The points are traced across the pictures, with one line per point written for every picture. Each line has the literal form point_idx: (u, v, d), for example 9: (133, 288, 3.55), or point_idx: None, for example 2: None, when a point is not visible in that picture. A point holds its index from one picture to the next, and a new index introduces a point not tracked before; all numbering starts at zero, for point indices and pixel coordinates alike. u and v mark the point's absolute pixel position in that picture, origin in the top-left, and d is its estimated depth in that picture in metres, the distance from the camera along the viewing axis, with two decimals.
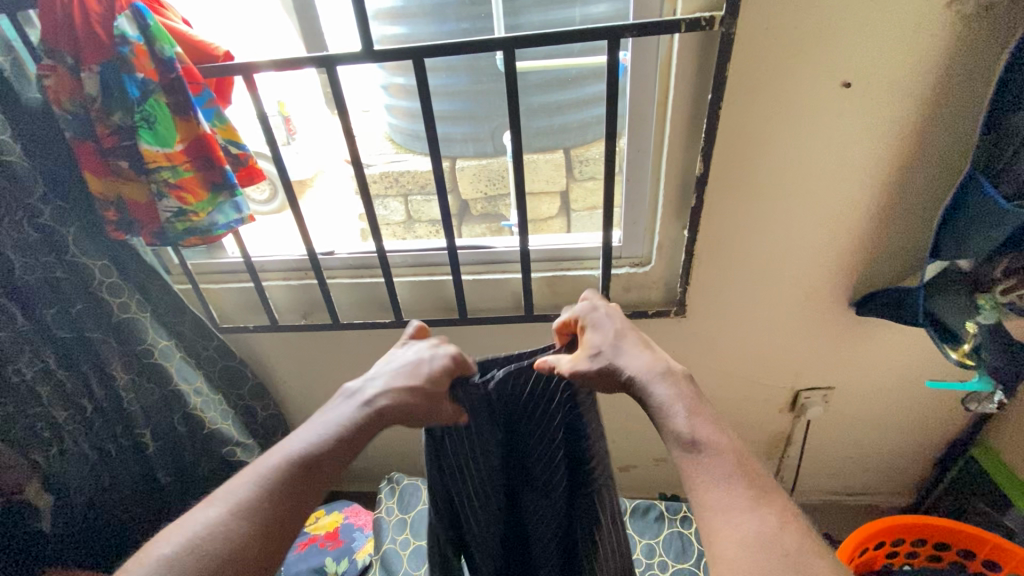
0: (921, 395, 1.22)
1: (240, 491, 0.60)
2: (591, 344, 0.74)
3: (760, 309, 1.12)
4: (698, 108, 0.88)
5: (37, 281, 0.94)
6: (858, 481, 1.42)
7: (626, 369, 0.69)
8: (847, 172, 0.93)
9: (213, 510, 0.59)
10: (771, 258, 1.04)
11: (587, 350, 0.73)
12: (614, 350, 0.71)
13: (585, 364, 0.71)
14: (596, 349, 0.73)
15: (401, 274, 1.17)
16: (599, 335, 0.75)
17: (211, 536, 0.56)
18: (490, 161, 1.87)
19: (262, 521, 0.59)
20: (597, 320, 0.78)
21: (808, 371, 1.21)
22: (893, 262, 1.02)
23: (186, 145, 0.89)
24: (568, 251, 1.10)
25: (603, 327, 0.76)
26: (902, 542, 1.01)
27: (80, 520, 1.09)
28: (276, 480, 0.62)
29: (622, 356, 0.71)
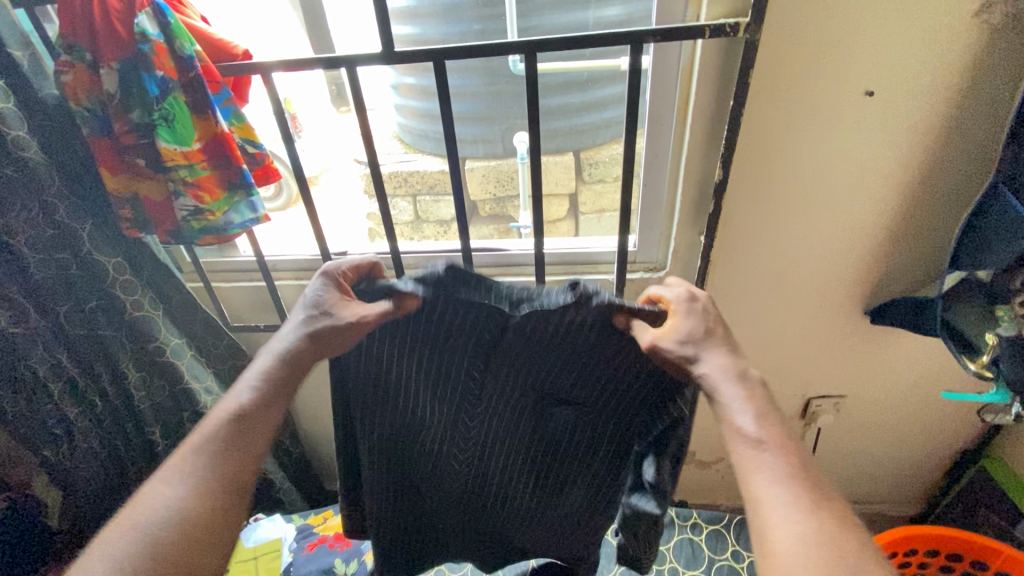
0: (933, 406, 1.22)
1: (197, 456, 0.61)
2: (679, 326, 0.66)
3: (774, 316, 1.11)
4: (719, 114, 0.88)
5: (52, 279, 0.94)
6: (867, 489, 1.41)
7: (699, 362, 0.63)
8: (866, 180, 0.93)
9: (174, 490, 0.58)
10: (787, 265, 1.04)
11: (675, 334, 0.65)
12: (699, 340, 0.65)
13: (667, 343, 0.64)
14: (680, 335, 0.65)
15: (413, 275, 1.17)
16: (690, 324, 0.66)
17: (177, 519, 0.57)
18: (500, 162, 1.87)
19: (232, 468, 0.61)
20: (684, 305, 0.68)
21: (821, 379, 1.20)
22: (909, 271, 1.02)
23: (203, 144, 0.88)
24: (583, 255, 1.10)
25: (699, 319, 0.66)
26: (914, 552, 1.01)
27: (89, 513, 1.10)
28: (232, 433, 0.63)
29: (708, 347, 0.64)
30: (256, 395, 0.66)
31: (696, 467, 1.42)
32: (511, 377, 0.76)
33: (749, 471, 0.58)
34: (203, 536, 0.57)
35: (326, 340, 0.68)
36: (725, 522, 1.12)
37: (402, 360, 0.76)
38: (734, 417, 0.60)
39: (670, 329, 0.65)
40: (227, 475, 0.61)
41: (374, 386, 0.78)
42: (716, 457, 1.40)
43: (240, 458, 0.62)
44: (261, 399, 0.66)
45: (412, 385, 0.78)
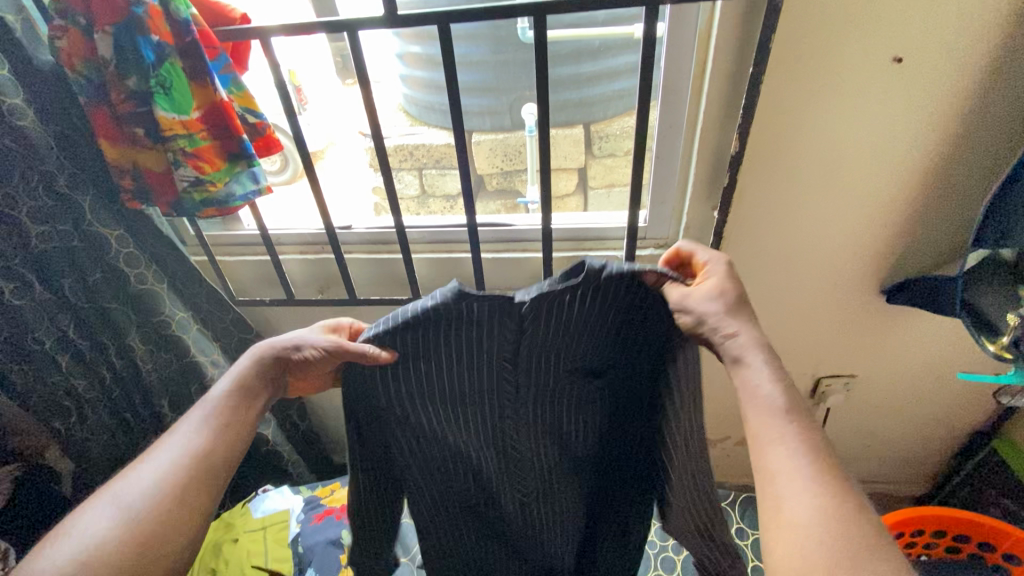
0: (946, 387, 1.20)
1: (134, 492, 0.61)
2: (713, 287, 0.67)
3: (787, 295, 1.09)
4: (737, 83, 0.84)
5: (55, 251, 0.93)
6: (874, 469, 1.41)
7: (727, 327, 0.64)
8: (889, 153, 0.89)
9: (154, 464, 0.63)
10: (802, 242, 1.01)
11: (709, 294, 0.66)
12: (729, 304, 0.66)
13: (698, 303, 0.65)
14: (714, 295, 0.66)
15: (418, 250, 1.15)
16: (725, 289, 0.68)
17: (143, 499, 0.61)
18: (507, 135, 1.82)
19: (180, 493, 0.62)
20: (717, 273, 0.70)
21: (832, 359, 1.18)
22: (929, 248, 0.99)
23: (203, 112, 0.86)
24: (592, 231, 1.07)
25: (734, 287, 0.68)
26: (921, 533, 1.00)
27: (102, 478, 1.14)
28: (178, 465, 0.63)
29: (736, 315, 0.66)
30: (201, 428, 0.67)
31: None
32: (533, 368, 0.74)
33: (764, 446, 0.58)
34: (153, 563, 0.58)
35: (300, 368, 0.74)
36: (729, 500, 1.13)
37: (406, 368, 0.71)
38: (755, 388, 0.61)
39: (704, 289, 0.67)
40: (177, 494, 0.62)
41: (387, 387, 0.73)
42: (722, 435, 1.39)
43: (195, 480, 0.63)
44: (209, 435, 0.67)
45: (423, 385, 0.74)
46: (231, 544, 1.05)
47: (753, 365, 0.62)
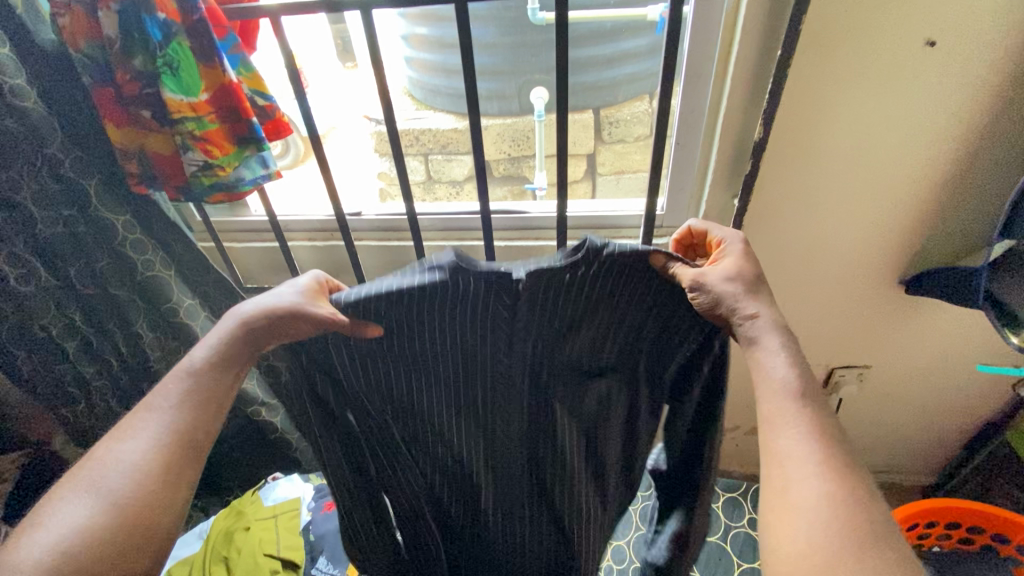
0: (960, 378, 1.19)
1: (114, 475, 0.57)
2: (728, 269, 0.66)
3: (804, 285, 1.07)
4: (763, 67, 0.81)
5: (60, 237, 0.91)
6: (882, 458, 1.40)
7: (748, 307, 0.64)
8: (916, 140, 0.87)
9: (131, 446, 0.60)
10: (822, 231, 0.99)
11: (724, 275, 0.66)
12: (746, 284, 0.65)
13: (715, 280, 0.64)
14: (729, 276, 0.66)
15: (430, 237, 1.13)
16: (739, 268, 0.67)
17: (131, 480, 0.57)
18: (516, 120, 1.79)
19: (167, 470, 0.59)
20: (731, 254, 0.69)
21: (847, 350, 1.17)
22: (951, 238, 0.97)
23: (212, 94, 0.83)
24: (607, 219, 1.05)
25: (749, 268, 0.67)
26: (936, 524, 1.00)
27: None
28: (159, 445, 0.60)
29: (754, 295, 0.65)
30: (174, 409, 0.63)
31: None
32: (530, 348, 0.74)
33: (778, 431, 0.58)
34: (136, 544, 0.56)
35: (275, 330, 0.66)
36: (742, 490, 1.12)
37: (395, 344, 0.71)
38: (768, 372, 0.61)
39: (718, 269, 0.66)
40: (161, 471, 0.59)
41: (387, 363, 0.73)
42: (732, 424, 1.39)
43: (180, 456, 0.61)
44: (190, 412, 0.63)
45: (419, 362, 0.74)
46: (243, 532, 1.03)
47: (768, 348, 0.62)
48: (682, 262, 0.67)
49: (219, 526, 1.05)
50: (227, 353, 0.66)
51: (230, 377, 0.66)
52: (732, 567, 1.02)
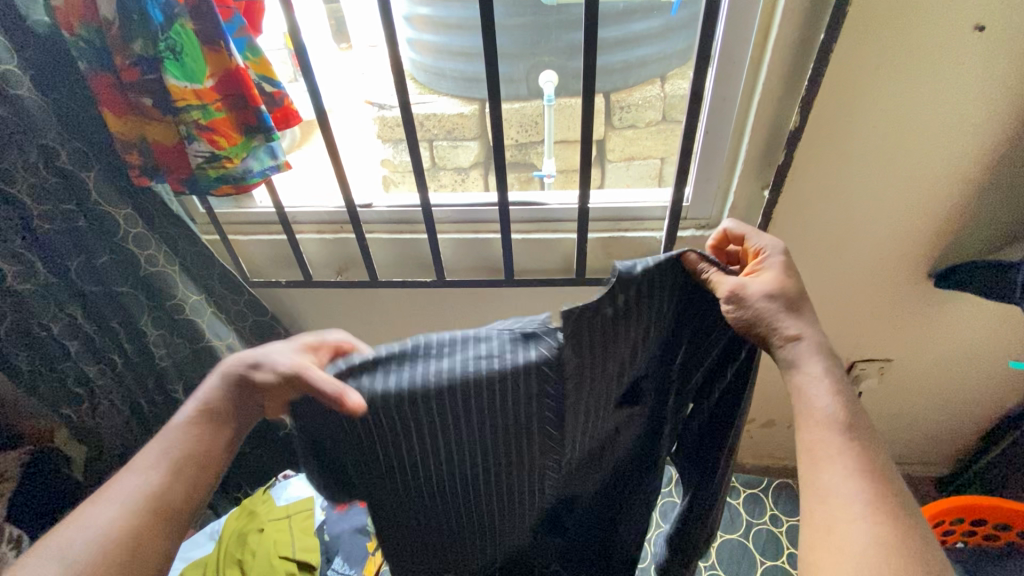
0: (983, 372, 1.17)
1: (81, 540, 0.55)
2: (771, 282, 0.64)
3: (830, 279, 1.04)
4: (803, 52, 0.77)
5: (58, 231, 0.87)
6: (897, 450, 1.39)
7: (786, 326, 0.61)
8: (958, 130, 0.83)
9: (106, 507, 0.58)
10: (852, 224, 0.96)
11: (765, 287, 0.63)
12: (787, 301, 0.63)
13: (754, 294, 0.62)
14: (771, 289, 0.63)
15: (444, 230, 1.09)
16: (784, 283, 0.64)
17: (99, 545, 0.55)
18: (524, 105, 1.74)
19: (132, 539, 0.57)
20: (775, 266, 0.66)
21: (869, 344, 1.15)
22: (986, 231, 0.94)
23: (217, 80, 0.78)
24: (630, 211, 1.02)
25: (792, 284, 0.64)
26: (960, 521, 0.99)
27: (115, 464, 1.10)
28: (128, 511, 0.58)
29: (794, 314, 0.63)
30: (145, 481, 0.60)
31: None
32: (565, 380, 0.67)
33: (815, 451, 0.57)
34: None
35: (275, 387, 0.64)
36: (763, 487, 1.11)
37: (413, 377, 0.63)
38: (811, 399, 0.60)
39: (760, 282, 0.63)
40: (128, 540, 0.56)
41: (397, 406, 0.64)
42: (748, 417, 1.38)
43: (149, 524, 0.58)
44: (166, 475, 0.61)
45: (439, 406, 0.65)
46: (257, 534, 1.01)
47: (810, 373, 0.60)
48: (719, 269, 0.63)
49: (232, 526, 1.03)
50: (216, 409, 0.65)
51: (225, 434, 0.65)
52: (754, 565, 1.01)
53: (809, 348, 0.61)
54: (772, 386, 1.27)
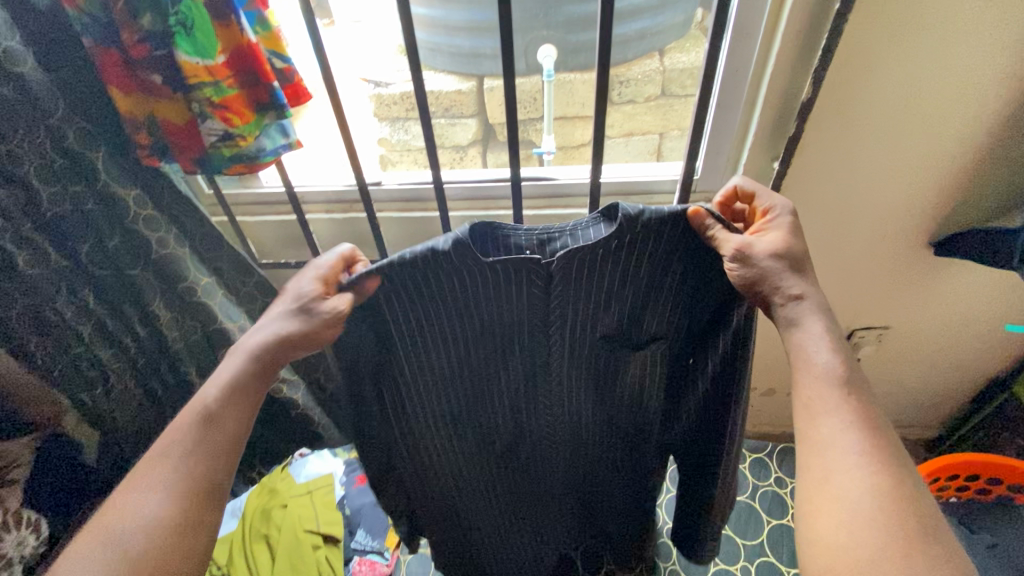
0: (975, 337, 1.22)
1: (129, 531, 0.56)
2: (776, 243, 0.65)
3: (834, 248, 1.07)
4: (816, 23, 0.78)
5: (69, 214, 0.85)
6: (891, 414, 1.45)
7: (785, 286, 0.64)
8: (964, 101, 0.85)
9: (152, 496, 0.59)
10: (857, 194, 0.98)
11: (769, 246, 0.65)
12: (791, 262, 0.65)
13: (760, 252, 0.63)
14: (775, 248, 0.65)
15: (454, 207, 1.09)
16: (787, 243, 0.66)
17: (152, 530, 0.57)
18: (522, 80, 1.72)
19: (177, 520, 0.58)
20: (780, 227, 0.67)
21: (869, 312, 1.19)
22: (985, 200, 0.96)
23: (229, 56, 0.77)
24: (640, 185, 1.02)
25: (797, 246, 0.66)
26: (956, 477, 1.03)
27: (130, 450, 1.08)
28: (172, 495, 0.59)
29: (798, 274, 0.65)
30: (186, 461, 0.61)
31: None
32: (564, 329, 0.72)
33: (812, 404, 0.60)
34: None
35: (295, 341, 0.66)
36: (768, 451, 1.15)
37: (421, 317, 0.69)
38: (811, 356, 0.62)
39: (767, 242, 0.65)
40: (170, 527, 0.57)
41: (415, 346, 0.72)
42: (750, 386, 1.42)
43: (192, 506, 0.59)
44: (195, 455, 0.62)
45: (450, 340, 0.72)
46: (281, 509, 1.03)
47: (810, 330, 0.63)
48: (726, 227, 0.63)
49: (254, 503, 1.05)
50: (239, 383, 0.67)
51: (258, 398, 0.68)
52: (761, 525, 1.06)
53: (813, 304, 0.63)
54: (774, 355, 1.31)
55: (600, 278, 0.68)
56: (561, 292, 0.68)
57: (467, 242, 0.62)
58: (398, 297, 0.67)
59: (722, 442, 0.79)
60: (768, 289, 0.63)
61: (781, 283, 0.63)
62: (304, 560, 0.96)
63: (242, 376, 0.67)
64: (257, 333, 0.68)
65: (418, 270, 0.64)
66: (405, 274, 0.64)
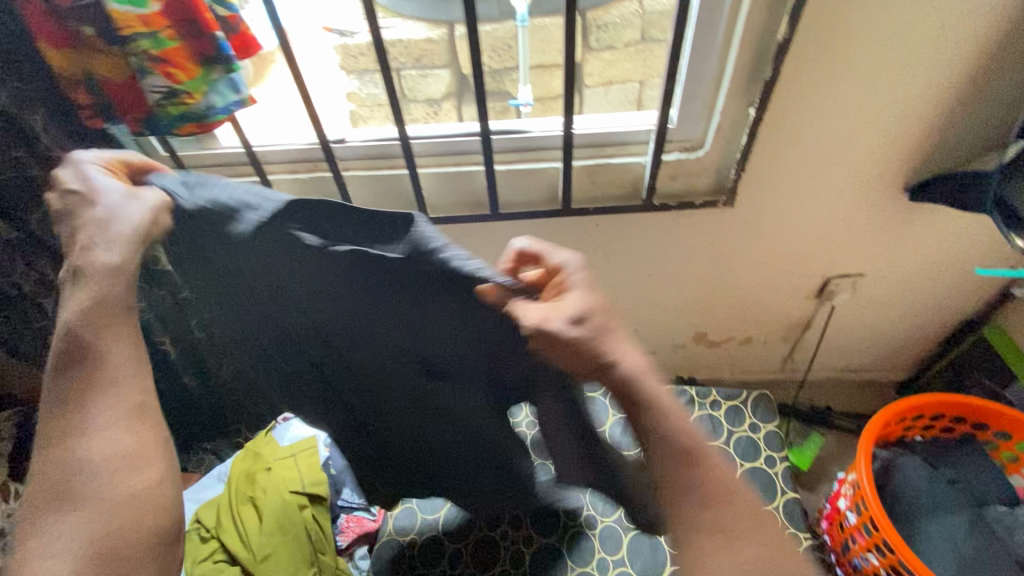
0: (947, 281, 1.23)
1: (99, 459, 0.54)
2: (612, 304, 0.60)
3: (810, 197, 1.06)
4: None
5: (12, 183, 0.81)
6: (864, 358, 1.49)
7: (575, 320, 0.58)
8: (945, 40, 0.81)
9: (117, 438, 0.55)
10: (834, 141, 0.96)
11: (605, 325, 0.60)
12: (599, 326, 0.59)
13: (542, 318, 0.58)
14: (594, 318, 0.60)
15: (424, 164, 1.05)
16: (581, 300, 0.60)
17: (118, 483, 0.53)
18: (496, 25, 1.63)
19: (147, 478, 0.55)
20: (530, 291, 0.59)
21: (843, 260, 1.20)
22: (962, 144, 0.95)
23: (164, 4, 0.71)
24: (615, 135, 0.99)
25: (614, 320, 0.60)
26: (922, 418, 1.05)
27: None
28: (135, 438, 0.55)
29: (607, 338, 0.59)
30: (125, 424, 0.55)
31: (705, 346, 1.48)
32: (421, 334, 0.67)
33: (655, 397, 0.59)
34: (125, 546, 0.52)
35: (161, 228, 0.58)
36: (743, 398, 1.17)
37: (286, 302, 0.66)
38: None
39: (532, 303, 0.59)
40: (137, 468, 0.54)
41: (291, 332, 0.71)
42: (728, 335, 1.44)
43: (150, 446, 0.56)
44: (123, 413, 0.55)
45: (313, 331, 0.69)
46: (265, 473, 1.04)
47: (623, 375, 0.59)
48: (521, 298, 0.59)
49: (239, 468, 1.06)
50: (107, 302, 0.55)
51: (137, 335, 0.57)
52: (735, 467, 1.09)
53: (629, 369, 0.58)
54: (751, 304, 1.33)
55: (431, 292, 0.61)
56: (398, 289, 0.62)
57: (289, 209, 0.58)
58: (252, 274, 0.63)
59: (618, 475, 0.71)
60: (581, 362, 0.58)
61: (596, 348, 0.58)
62: (288, 519, 0.98)
63: (110, 289, 0.55)
64: (99, 260, 0.55)
65: (270, 249, 0.60)
66: (224, 239, 0.60)
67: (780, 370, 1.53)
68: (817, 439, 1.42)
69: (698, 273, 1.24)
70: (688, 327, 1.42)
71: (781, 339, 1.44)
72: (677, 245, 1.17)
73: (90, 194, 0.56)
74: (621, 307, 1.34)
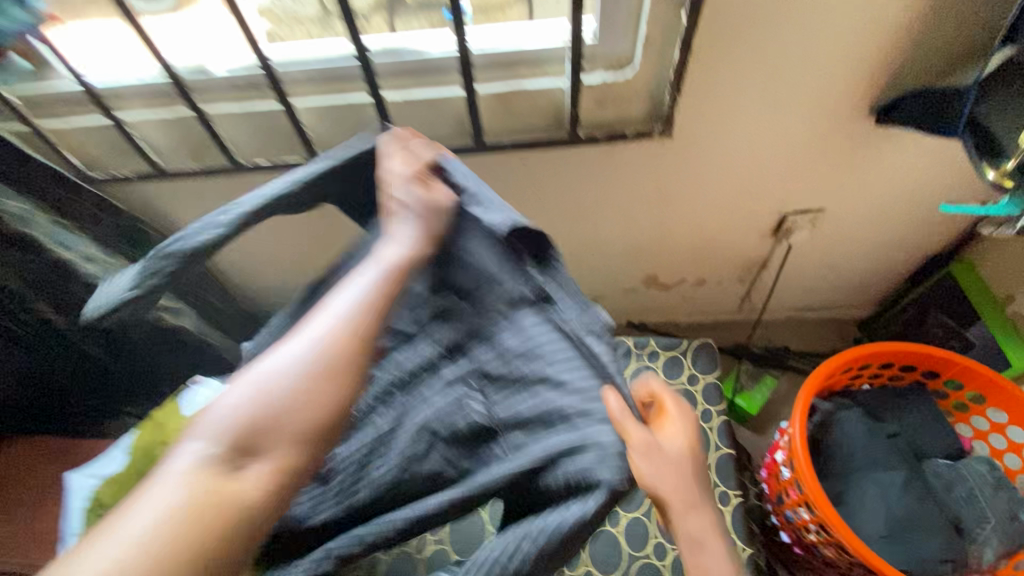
0: (913, 214, 1.12)
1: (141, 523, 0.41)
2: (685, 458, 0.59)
3: (760, 123, 0.91)
4: None
5: None
6: (824, 297, 1.40)
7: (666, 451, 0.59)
8: None
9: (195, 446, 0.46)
10: (785, 54, 0.80)
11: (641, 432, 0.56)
12: (665, 459, 0.57)
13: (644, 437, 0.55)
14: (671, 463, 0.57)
15: (305, 95, 0.89)
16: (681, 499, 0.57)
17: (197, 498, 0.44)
18: None
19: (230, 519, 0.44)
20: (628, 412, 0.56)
21: (800, 194, 1.07)
22: (937, 53, 0.80)
23: None
24: (525, 53, 0.83)
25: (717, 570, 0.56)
26: (868, 366, 0.97)
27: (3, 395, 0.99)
28: (190, 491, 0.44)
29: (666, 437, 0.60)
30: (317, 379, 0.49)
31: (656, 290, 1.37)
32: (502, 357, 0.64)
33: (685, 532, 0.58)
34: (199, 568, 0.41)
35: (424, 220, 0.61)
36: (681, 349, 1.08)
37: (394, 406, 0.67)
38: None
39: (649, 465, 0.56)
40: (216, 505, 0.44)
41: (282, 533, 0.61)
42: (680, 278, 1.34)
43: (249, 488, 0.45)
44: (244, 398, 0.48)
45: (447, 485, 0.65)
46: (166, 446, 0.97)
47: (700, 519, 0.57)
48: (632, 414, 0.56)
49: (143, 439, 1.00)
50: (358, 335, 0.52)
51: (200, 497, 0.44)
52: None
53: (663, 476, 0.57)
54: (701, 245, 1.21)
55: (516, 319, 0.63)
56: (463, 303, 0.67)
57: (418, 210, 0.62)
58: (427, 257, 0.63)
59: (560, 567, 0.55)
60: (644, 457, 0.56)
61: (658, 452, 0.57)
62: None
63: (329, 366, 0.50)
64: (417, 197, 0.62)
65: (281, 210, 0.65)
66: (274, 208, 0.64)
67: (736, 312, 1.45)
68: (769, 382, 1.36)
69: (641, 214, 1.11)
70: (637, 271, 1.31)
71: (737, 280, 1.34)
72: (614, 183, 1.03)
73: (435, 204, 0.62)
74: (560, 252, 1.22)
